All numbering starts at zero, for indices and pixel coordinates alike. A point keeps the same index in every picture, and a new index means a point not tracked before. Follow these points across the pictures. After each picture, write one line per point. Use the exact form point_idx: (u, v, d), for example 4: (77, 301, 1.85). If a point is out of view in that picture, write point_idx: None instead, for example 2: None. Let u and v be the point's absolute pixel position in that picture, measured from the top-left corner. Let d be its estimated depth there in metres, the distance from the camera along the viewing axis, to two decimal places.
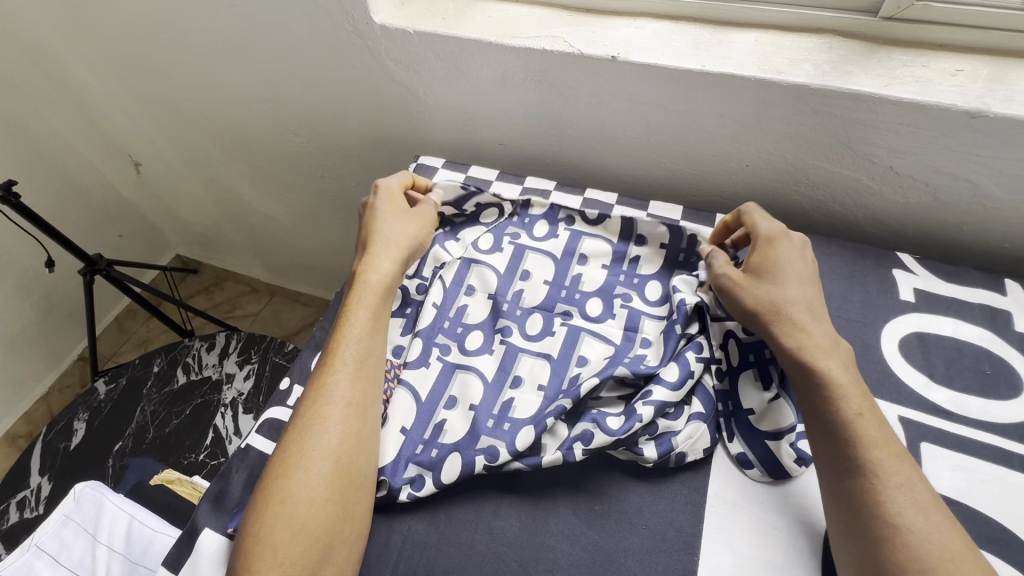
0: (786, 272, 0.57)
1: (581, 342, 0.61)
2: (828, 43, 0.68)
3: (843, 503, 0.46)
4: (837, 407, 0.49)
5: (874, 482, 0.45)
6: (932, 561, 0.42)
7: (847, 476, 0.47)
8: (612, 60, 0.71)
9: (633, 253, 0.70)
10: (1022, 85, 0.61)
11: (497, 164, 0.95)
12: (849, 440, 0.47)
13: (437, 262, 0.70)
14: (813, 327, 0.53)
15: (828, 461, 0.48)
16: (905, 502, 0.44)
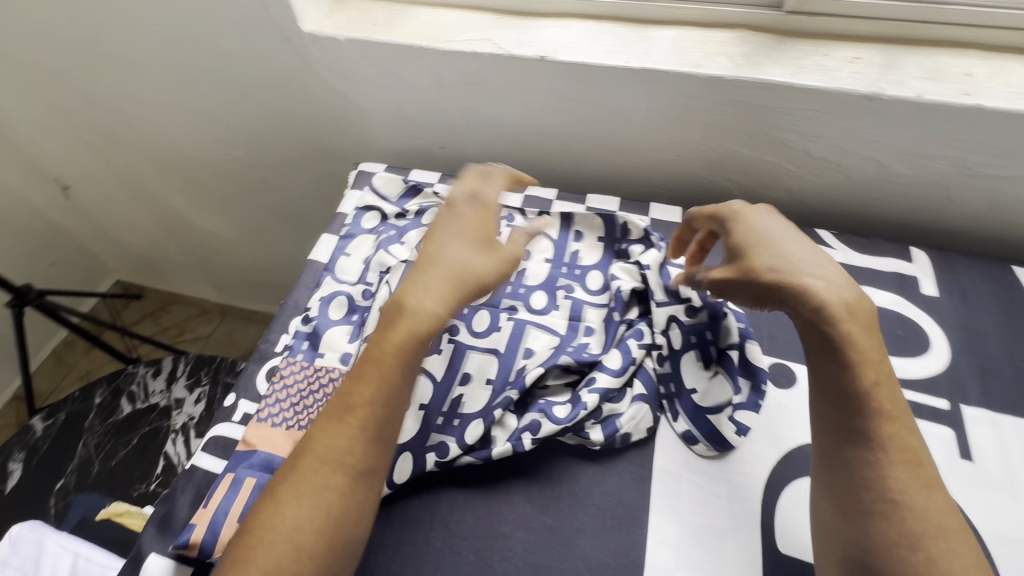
0: (773, 234, 0.53)
1: (527, 334, 0.63)
2: (739, 36, 0.72)
3: (844, 476, 0.45)
4: (855, 379, 0.46)
5: (880, 456, 0.44)
6: (928, 537, 0.41)
7: (853, 448, 0.45)
8: (541, 61, 0.73)
9: (573, 246, 0.72)
10: (910, 69, 0.66)
11: (441, 167, 0.96)
12: (862, 415, 0.46)
13: (382, 267, 0.70)
14: (834, 286, 0.49)
15: (834, 432, 0.47)
16: (908, 479, 0.44)
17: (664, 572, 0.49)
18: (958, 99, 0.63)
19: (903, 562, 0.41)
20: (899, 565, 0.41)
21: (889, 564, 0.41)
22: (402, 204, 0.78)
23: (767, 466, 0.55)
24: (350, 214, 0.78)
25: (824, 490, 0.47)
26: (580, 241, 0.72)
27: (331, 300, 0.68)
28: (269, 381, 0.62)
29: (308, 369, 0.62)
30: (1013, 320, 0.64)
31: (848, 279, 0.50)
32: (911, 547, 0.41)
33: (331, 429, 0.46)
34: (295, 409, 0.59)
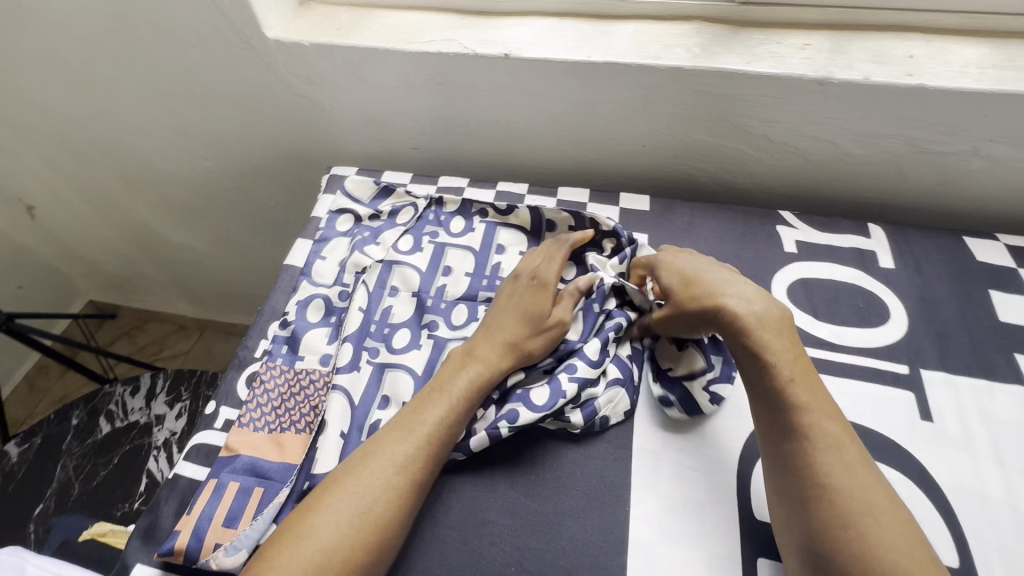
0: (700, 270, 0.60)
1: None
2: (696, 28, 0.75)
3: (781, 469, 0.48)
4: (773, 376, 0.51)
5: (807, 444, 0.47)
6: (861, 513, 0.44)
7: (782, 443, 0.49)
8: (505, 58, 0.74)
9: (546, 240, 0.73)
10: (857, 53, 0.69)
11: (414, 168, 0.97)
12: (782, 408, 0.49)
13: (359, 267, 0.71)
14: (754, 305, 0.54)
15: (766, 431, 0.50)
16: (834, 462, 0.46)
17: (647, 546, 0.51)
18: (903, 79, 0.66)
19: (839, 541, 0.43)
20: (836, 544, 0.43)
21: (827, 545, 0.44)
22: (375, 205, 0.78)
23: (740, 438, 0.57)
24: (324, 218, 0.78)
25: (768, 487, 0.50)
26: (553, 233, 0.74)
27: (308, 303, 0.68)
28: (249, 387, 0.62)
29: (288, 373, 0.62)
30: (965, 287, 0.68)
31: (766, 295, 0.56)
32: (843, 525, 0.44)
33: (364, 455, 0.51)
34: (278, 412, 0.59)
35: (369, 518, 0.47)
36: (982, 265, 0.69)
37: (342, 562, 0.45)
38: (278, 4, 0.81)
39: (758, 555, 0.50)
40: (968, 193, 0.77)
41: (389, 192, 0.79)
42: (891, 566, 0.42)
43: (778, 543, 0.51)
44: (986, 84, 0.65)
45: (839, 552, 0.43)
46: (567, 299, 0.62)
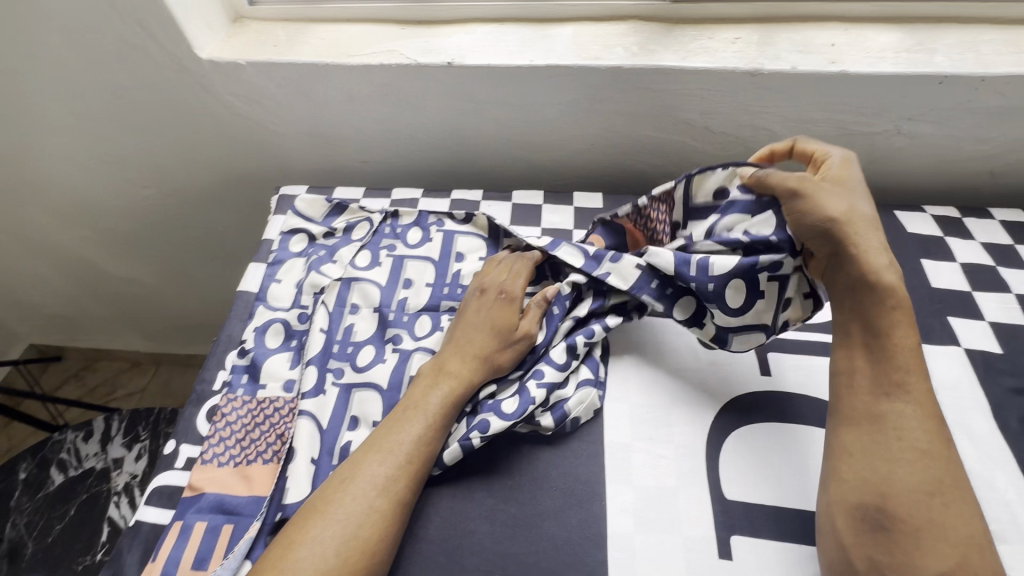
0: (857, 187, 0.55)
1: None
2: (632, 27, 0.77)
3: (876, 424, 0.49)
4: (894, 340, 0.51)
5: (908, 411, 0.49)
6: (942, 485, 0.46)
7: (886, 400, 0.49)
8: (448, 66, 0.75)
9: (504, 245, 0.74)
10: (783, 45, 0.73)
11: (367, 181, 0.95)
12: (896, 372, 0.50)
13: (316, 288, 0.69)
14: (882, 250, 0.53)
15: (871, 385, 0.50)
16: (933, 435, 0.48)
17: (625, 538, 0.52)
18: (827, 67, 0.70)
19: (921, 508, 0.45)
20: (914, 510, 0.45)
21: (907, 509, 0.45)
22: (328, 223, 0.77)
23: (706, 423, 0.59)
24: (276, 239, 0.76)
25: (847, 442, 0.50)
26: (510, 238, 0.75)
27: (266, 328, 0.66)
28: (210, 421, 0.60)
29: (250, 403, 0.60)
30: (900, 258, 0.72)
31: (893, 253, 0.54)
32: (928, 494, 0.46)
33: (345, 478, 0.50)
34: (243, 444, 0.58)
35: (356, 546, 0.46)
36: (913, 236, 0.74)
37: None
38: (208, 23, 0.79)
39: (731, 534, 0.52)
40: (896, 169, 0.82)
41: (341, 209, 0.77)
42: (959, 539, 0.44)
43: (748, 520, 0.53)
44: (900, 67, 0.69)
45: (914, 517, 0.45)
46: (537, 310, 0.62)
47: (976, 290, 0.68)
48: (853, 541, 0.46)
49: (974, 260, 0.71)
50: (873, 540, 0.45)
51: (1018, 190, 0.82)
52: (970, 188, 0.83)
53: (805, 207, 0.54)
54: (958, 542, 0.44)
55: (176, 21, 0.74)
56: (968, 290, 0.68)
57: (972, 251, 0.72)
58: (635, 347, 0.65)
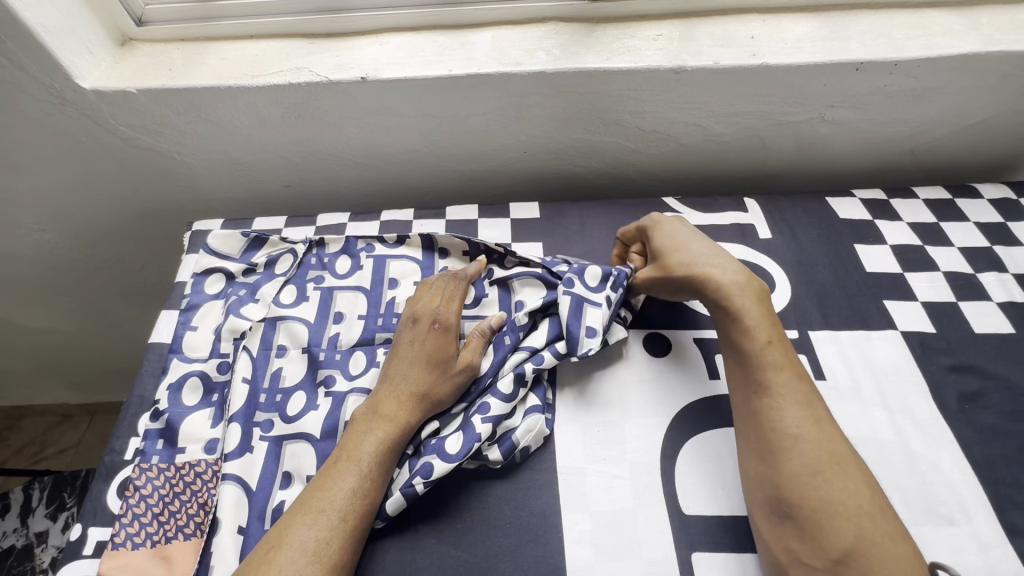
0: (678, 241, 0.62)
1: None
2: (553, 29, 0.74)
3: (753, 421, 0.50)
4: (749, 337, 0.53)
5: (776, 400, 0.50)
6: (827, 463, 0.46)
7: (755, 396, 0.51)
8: (362, 81, 0.70)
9: (440, 265, 0.71)
10: (704, 40, 0.72)
11: (294, 206, 0.89)
12: (757, 366, 0.52)
13: (237, 332, 0.64)
14: (730, 270, 0.58)
15: (742, 385, 0.52)
16: (804, 416, 0.49)
17: (584, 569, 0.49)
18: (748, 60, 0.69)
19: (808, 489, 0.45)
20: (804, 493, 0.45)
21: (798, 494, 0.45)
22: (248, 258, 0.71)
23: (659, 436, 0.57)
24: (190, 281, 0.70)
25: (741, 443, 0.51)
26: (446, 258, 0.71)
27: (182, 384, 0.60)
28: (122, 497, 0.54)
29: (167, 471, 0.54)
30: (834, 244, 0.73)
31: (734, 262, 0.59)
32: (813, 473, 0.46)
33: (272, 545, 0.45)
34: (162, 519, 0.52)
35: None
36: (845, 221, 0.75)
37: None
38: (89, 48, 0.71)
39: (692, 551, 0.50)
40: (824, 155, 0.83)
41: (261, 242, 0.72)
42: (855, 511, 0.44)
43: (707, 534, 0.51)
44: (818, 56, 0.69)
45: (809, 499, 0.45)
46: (482, 337, 0.59)
47: (907, 271, 0.70)
48: (771, 535, 0.46)
49: (904, 241, 0.72)
50: (783, 532, 0.46)
51: (937, 167, 0.85)
52: (894, 168, 0.85)
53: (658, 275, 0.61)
54: (857, 517, 0.44)
55: (49, 51, 0.67)
56: (900, 272, 0.70)
57: (901, 232, 0.73)
58: (582, 364, 0.63)
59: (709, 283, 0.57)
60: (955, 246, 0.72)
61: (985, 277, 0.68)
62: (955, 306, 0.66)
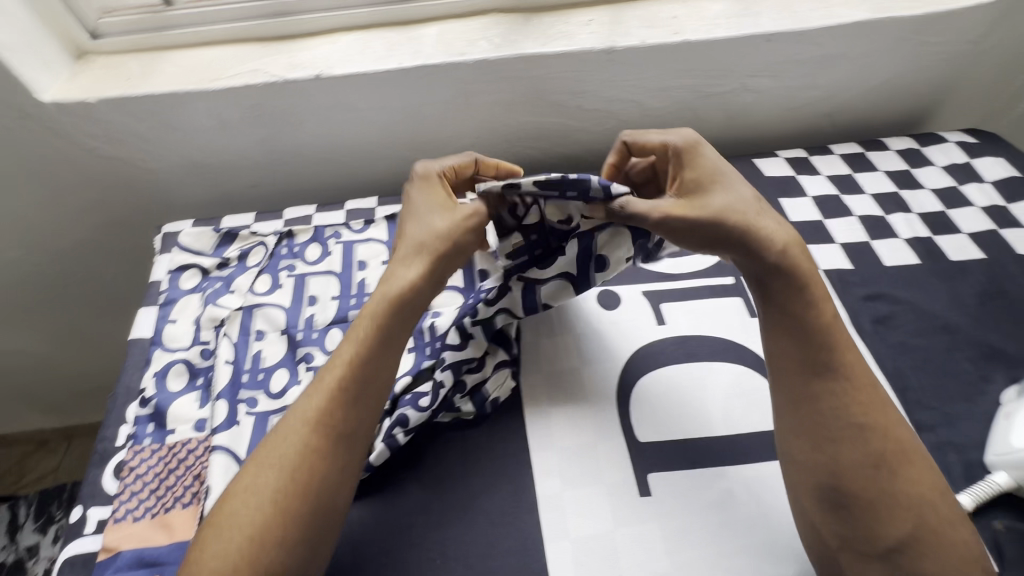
0: (721, 181, 0.56)
1: None
2: (494, 20, 0.80)
3: (814, 406, 0.51)
4: (812, 319, 0.52)
5: (840, 386, 0.51)
6: (892, 452, 0.49)
7: (817, 380, 0.51)
8: (318, 79, 0.75)
9: None
10: (631, 22, 0.79)
11: (261, 205, 0.92)
12: (822, 350, 0.52)
13: (216, 320, 0.68)
14: (780, 232, 0.54)
15: (799, 367, 0.52)
16: (866, 404, 0.50)
17: (554, 497, 0.55)
18: (671, 38, 0.77)
19: (871, 480, 0.48)
20: (868, 483, 0.48)
21: (858, 483, 0.48)
22: (220, 253, 0.76)
23: (614, 378, 0.63)
24: (165, 278, 0.73)
25: (793, 426, 0.52)
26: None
27: (167, 371, 0.64)
28: (119, 478, 0.57)
29: (160, 451, 0.58)
30: None
31: (783, 220, 0.56)
32: (875, 464, 0.48)
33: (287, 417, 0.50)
34: (159, 493, 0.55)
35: (280, 497, 0.46)
36: (772, 179, 0.83)
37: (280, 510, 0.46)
38: (47, 64, 0.74)
39: (648, 472, 0.56)
40: (752, 122, 0.91)
41: (232, 236, 0.76)
42: (916, 499, 0.47)
43: (661, 456, 0.57)
44: (733, 31, 0.77)
45: (870, 488, 0.48)
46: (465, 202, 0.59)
47: (826, 218, 0.78)
48: (821, 517, 0.49)
49: (823, 192, 0.81)
50: (835, 516, 0.48)
51: (852, 126, 0.94)
52: (815, 131, 0.94)
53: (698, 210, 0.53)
54: (918, 506, 0.47)
55: (8, 67, 0.69)
56: (819, 219, 0.78)
57: (820, 184, 0.82)
58: (541, 322, 0.69)
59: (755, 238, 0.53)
60: (868, 193, 0.80)
61: (893, 217, 0.77)
62: (868, 244, 0.74)
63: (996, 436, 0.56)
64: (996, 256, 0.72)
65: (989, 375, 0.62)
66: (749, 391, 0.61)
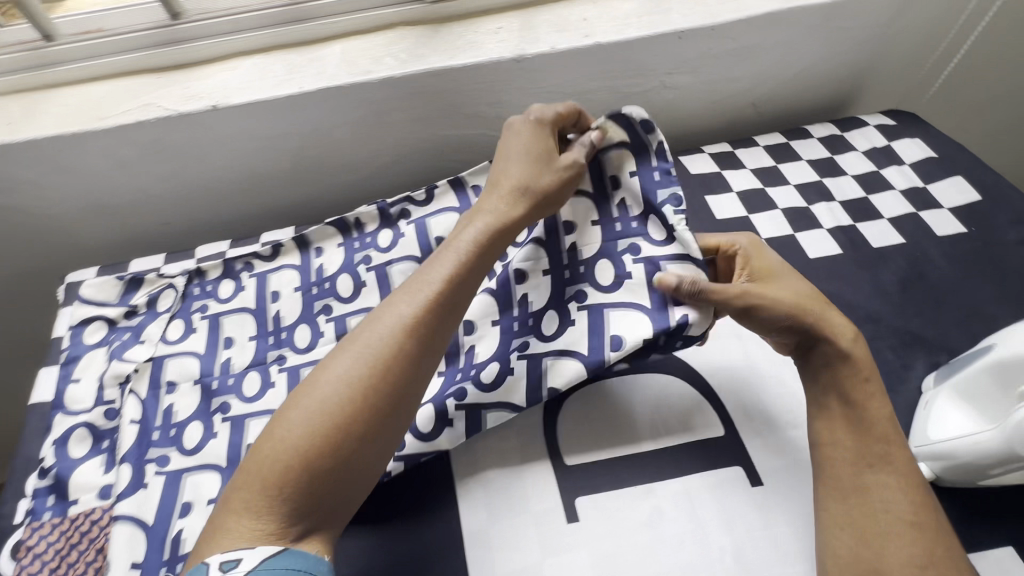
0: (782, 274, 0.56)
1: (302, 376, 0.64)
2: (400, 34, 0.77)
3: (859, 496, 0.47)
4: (864, 410, 0.50)
5: (891, 479, 0.47)
6: (940, 555, 0.44)
7: (868, 471, 0.47)
8: (214, 110, 0.71)
9: (316, 262, 0.73)
10: (541, 27, 0.77)
11: (179, 242, 0.88)
12: (875, 440, 0.48)
13: (121, 376, 0.65)
14: (842, 325, 0.52)
15: (850, 455, 0.48)
16: (917, 501, 0.46)
17: (479, 533, 0.54)
18: (581, 41, 0.75)
19: None
20: None
21: None
22: (126, 301, 0.72)
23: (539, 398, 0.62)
24: (67, 335, 0.70)
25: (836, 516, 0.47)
26: (322, 255, 0.74)
27: (68, 437, 0.60)
28: (16, 559, 0.54)
29: (61, 525, 0.55)
30: (686, 196, 0.79)
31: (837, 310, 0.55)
32: (922, 566, 0.43)
33: (377, 317, 0.48)
34: (60, 572, 0.52)
35: (361, 401, 0.44)
36: (697, 176, 0.82)
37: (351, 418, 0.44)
38: None
39: (574, 497, 0.55)
40: (677, 118, 0.89)
41: (138, 282, 0.73)
42: None
43: (587, 479, 0.56)
44: (644, 30, 0.75)
45: None
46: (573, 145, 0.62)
47: (751, 213, 0.77)
48: None
49: (746, 186, 0.80)
50: None
51: (778, 115, 0.94)
52: (741, 122, 0.93)
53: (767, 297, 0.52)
54: None
55: None
56: (745, 214, 0.77)
57: (744, 178, 0.81)
58: None
59: (819, 327, 0.52)
60: (791, 183, 0.80)
61: (816, 207, 0.77)
62: (792, 237, 0.74)
63: (916, 429, 0.55)
64: (915, 240, 0.72)
65: (910, 363, 0.62)
66: (678, 401, 0.61)
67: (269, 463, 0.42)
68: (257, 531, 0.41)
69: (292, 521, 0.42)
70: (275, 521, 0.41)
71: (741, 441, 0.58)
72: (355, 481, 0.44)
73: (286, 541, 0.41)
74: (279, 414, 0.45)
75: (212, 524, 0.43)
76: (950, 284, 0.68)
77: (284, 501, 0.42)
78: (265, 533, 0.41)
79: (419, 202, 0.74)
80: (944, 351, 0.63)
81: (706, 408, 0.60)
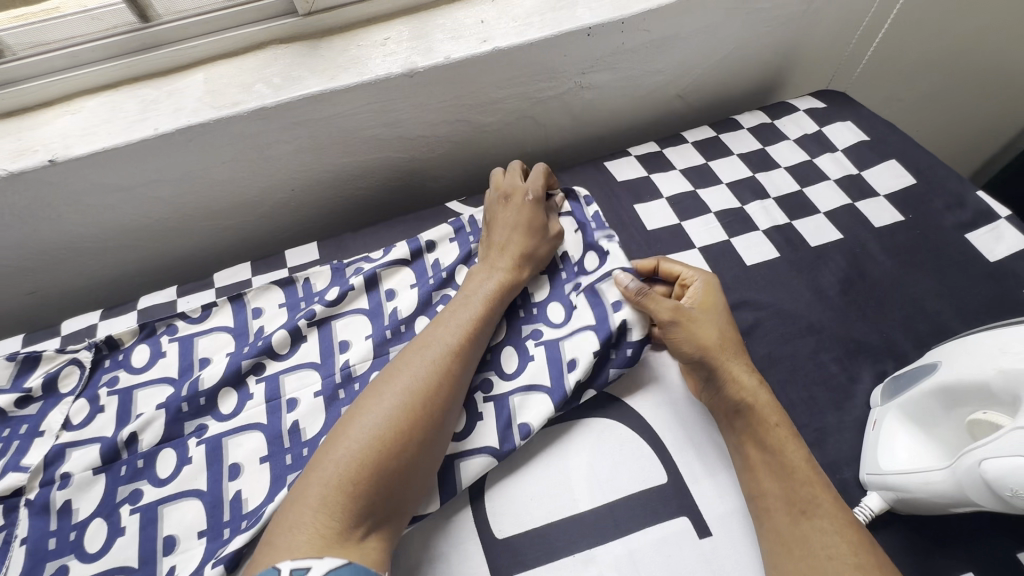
0: (715, 312, 0.55)
1: (227, 448, 0.55)
2: (273, 54, 0.67)
3: (802, 549, 0.44)
4: (784, 454, 0.48)
5: (826, 524, 0.44)
6: None
7: (802, 520, 0.45)
8: (52, 165, 0.59)
9: (256, 323, 0.64)
10: (434, 34, 0.68)
11: (51, 307, 0.77)
12: (801, 483, 0.46)
13: (12, 488, 0.53)
14: (745, 375, 0.52)
15: (782, 504, 0.46)
16: (858, 544, 0.43)
17: None
18: (479, 47, 0.66)
19: None
20: None
21: None
22: (21, 385, 0.60)
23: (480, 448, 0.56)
24: None
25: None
26: (262, 315, 0.65)
27: None
28: None
29: None
30: (614, 207, 0.73)
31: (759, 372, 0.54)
32: None
33: (421, 343, 0.51)
34: None
35: (419, 412, 0.46)
36: (624, 183, 0.75)
37: (410, 428, 0.45)
38: None
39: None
40: (600, 118, 0.83)
41: (32, 361, 0.60)
42: None
43: (520, 554, 0.50)
44: (547, 30, 0.68)
45: None
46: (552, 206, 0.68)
47: (682, 220, 0.71)
48: None
49: (676, 190, 0.74)
50: None
51: (705, 106, 0.88)
52: (668, 115, 0.87)
53: (689, 335, 0.53)
54: None
55: None
56: (677, 222, 0.71)
57: (674, 181, 0.75)
58: None
59: (728, 373, 0.52)
60: (723, 182, 0.75)
61: (751, 207, 0.72)
62: (728, 243, 0.69)
63: (867, 452, 0.51)
64: (853, 234, 0.68)
65: (857, 374, 0.58)
66: (613, 448, 0.55)
67: (341, 464, 0.42)
68: (330, 531, 0.40)
69: (359, 525, 0.41)
70: (344, 520, 0.40)
71: (687, 486, 0.53)
72: (408, 495, 0.44)
73: (352, 543, 0.40)
74: (336, 430, 0.46)
75: (278, 532, 0.40)
76: (892, 281, 0.64)
77: (356, 499, 0.41)
78: (336, 531, 0.40)
79: (376, 258, 0.68)
80: (889, 357, 0.59)
81: (643, 451, 0.55)
